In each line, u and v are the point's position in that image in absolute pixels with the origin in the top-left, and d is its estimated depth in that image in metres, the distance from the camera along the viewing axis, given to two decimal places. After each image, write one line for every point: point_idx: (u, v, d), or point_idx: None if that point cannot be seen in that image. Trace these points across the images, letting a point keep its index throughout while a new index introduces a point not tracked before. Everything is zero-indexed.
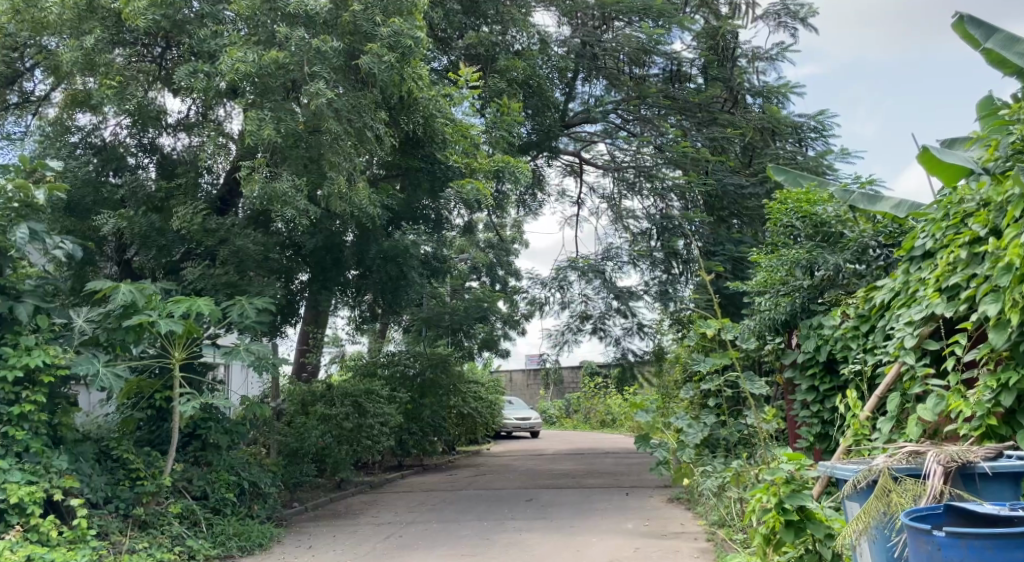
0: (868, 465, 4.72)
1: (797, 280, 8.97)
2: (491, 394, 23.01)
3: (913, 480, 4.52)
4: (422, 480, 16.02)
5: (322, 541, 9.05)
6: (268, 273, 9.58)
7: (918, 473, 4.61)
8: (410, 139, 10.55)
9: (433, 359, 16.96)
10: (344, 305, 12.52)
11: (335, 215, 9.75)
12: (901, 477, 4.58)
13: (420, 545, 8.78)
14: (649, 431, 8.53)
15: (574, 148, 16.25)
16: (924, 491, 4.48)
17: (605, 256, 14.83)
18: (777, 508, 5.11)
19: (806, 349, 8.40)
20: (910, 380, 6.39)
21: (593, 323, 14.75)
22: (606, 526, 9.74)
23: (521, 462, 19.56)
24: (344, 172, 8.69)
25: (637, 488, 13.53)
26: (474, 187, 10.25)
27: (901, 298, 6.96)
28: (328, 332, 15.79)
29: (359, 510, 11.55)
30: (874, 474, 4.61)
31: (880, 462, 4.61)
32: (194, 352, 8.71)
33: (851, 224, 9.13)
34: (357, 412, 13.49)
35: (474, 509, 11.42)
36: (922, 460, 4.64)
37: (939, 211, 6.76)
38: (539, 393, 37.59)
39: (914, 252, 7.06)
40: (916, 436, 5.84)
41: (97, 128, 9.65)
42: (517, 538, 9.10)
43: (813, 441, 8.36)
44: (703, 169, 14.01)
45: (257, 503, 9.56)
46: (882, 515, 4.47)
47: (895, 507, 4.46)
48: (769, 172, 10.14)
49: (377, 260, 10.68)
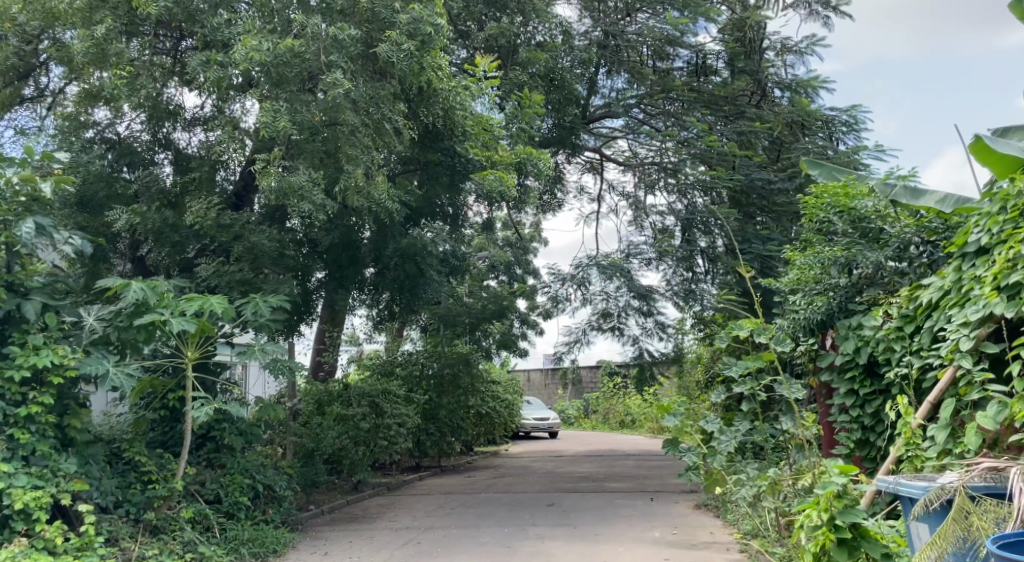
0: (940, 483, 4.36)
1: (833, 278, 8.59)
2: (509, 394, 22.71)
3: (994, 501, 4.16)
4: (440, 483, 15.68)
5: (339, 548, 8.68)
6: (284, 271, 9.21)
7: (997, 494, 4.24)
8: (429, 132, 10.18)
9: (453, 358, 16.71)
10: (359, 302, 12.12)
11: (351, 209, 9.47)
12: (980, 497, 4.20)
13: (440, 553, 8.42)
14: (678, 435, 8.19)
15: (595, 144, 15.89)
16: (1008, 514, 4.09)
17: (629, 252, 14.42)
18: (828, 524, 4.73)
19: (844, 351, 7.94)
20: (966, 386, 5.98)
21: (613, 322, 14.41)
22: (633, 535, 9.33)
23: (539, 463, 19.18)
24: (362, 166, 8.32)
25: (661, 493, 13.11)
26: (496, 177, 9.82)
27: (952, 298, 6.59)
28: (345, 331, 15.53)
29: (376, 514, 11.23)
30: (949, 494, 4.24)
31: (956, 480, 4.24)
32: (208, 352, 8.40)
33: (891, 219, 8.72)
34: (375, 413, 13.25)
35: (494, 515, 11.05)
36: (1003, 480, 4.26)
37: (994, 205, 6.39)
38: (557, 393, 37.23)
39: (966, 248, 6.69)
40: (975, 446, 5.48)
41: (112, 123, 9.44)
42: (542, 546, 8.71)
43: (852, 448, 7.92)
44: (729, 164, 13.61)
45: (272, 507, 9.20)
46: (960, 540, 4.11)
47: (976, 532, 4.09)
48: (802, 165, 9.74)
49: (394, 258, 10.48)
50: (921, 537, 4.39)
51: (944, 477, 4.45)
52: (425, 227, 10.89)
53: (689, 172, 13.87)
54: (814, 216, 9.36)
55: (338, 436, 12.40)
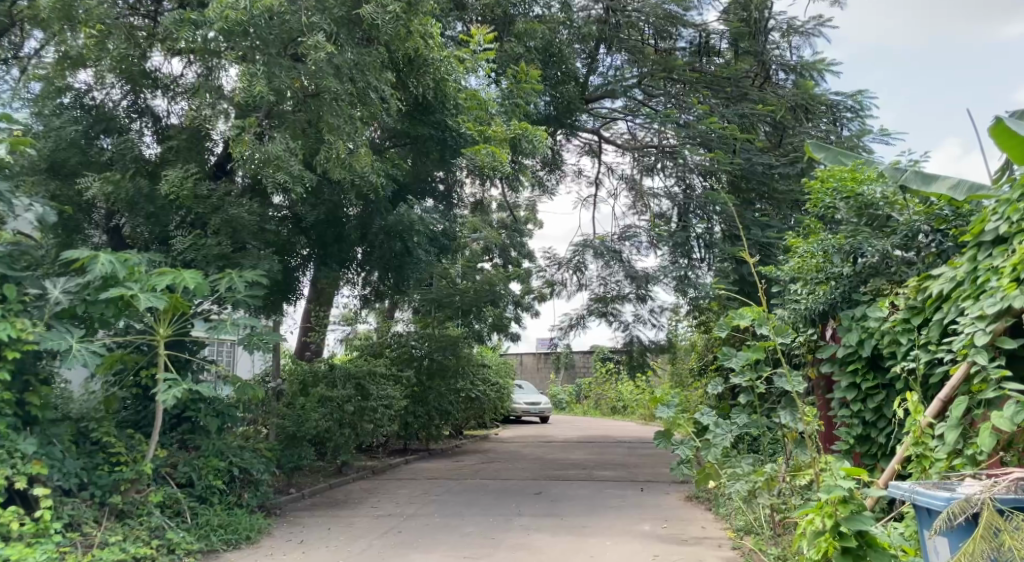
0: (963, 493, 3.81)
1: (835, 267, 8.28)
2: (501, 378, 22.44)
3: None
4: (427, 467, 15.35)
5: (316, 536, 8.30)
6: (264, 247, 8.80)
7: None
8: (418, 104, 9.73)
9: (444, 341, 16.36)
10: (344, 280, 11.66)
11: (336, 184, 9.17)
12: (1008, 511, 3.70)
13: (421, 543, 8.06)
14: (670, 428, 7.81)
15: (593, 125, 15.49)
16: None
17: (623, 236, 13.85)
18: (832, 531, 4.37)
19: (847, 342, 7.58)
20: (981, 383, 5.63)
21: (606, 306, 14.09)
22: (622, 528, 8.99)
23: (529, 449, 18.89)
24: (345, 137, 7.87)
25: (652, 483, 12.80)
26: (489, 151, 9.36)
27: (965, 290, 6.26)
28: (335, 310, 15.20)
29: (358, 499, 10.89)
30: (975, 507, 3.72)
31: (982, 491, 3.71)
32: (181, 330, 7.96)
33: (900, 206, 8.33)
34: (360, 395, 12.94)
35: (479, 503, 10.71)
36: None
37: (1015, 192, 6.06)
38: (549, 377, 36.93)
39: (982, 237, 6.35)
40: (989, 447, 5.14)
41: (89, 90, 8.82)
42: (530, 539, 8.34)
43: (852, 444, 7.62)
44: (730, 148, 13.10)
45: (248, 490, 8.76)
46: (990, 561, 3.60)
47: (1007, 552, 3.59)
48: (808, 148, 9.37)
49: (380, 235, 10.10)
50: (940, 552, 3.89)
51: (966, 485, 3.91)
52: (413, 203, 10.50)
53: (687, 156, 13.41)
54: (820, 202, 8.94)
55: (322, 419, 11.98)
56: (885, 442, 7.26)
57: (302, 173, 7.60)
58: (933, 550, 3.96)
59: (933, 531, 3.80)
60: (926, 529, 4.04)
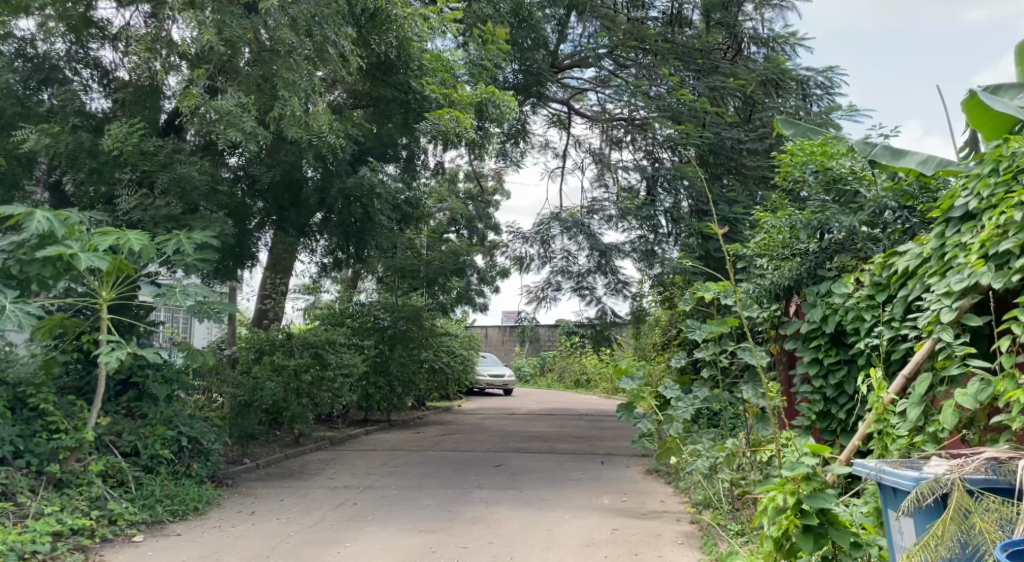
0: (932, 474, 3.67)
1: (801, 243, 8.21)
2: (465, 349, 22.30)
3: (996, 498, 3.54)
4: (387, 438, 15.15)
5: (267, 508, 8.07)
6: (217, 209, 8.39)
7: (997, 490, 3.60)
8: (380, 63, 9.41)
9: (407, 311, 16.13)
10: (302, 244, 11.30)
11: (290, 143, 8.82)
12: (978, 493, 3.56)
13: (377, 516, 7.86)
14: (634, 400, 7.70)
15: (563, 96, 15.24)
16: (1013, 515, 3.47)
17: (591, 209, 13.70)
18: (793, 510, 4.22)
19: (811, 318, 7.52)
20: (945, 360, 5.53)
21: (574, 280, 13.76)
22: (581, 502, 8.87)
23: (491, 421, 18.79)
24: (300, 94, 7.53)
25: (613, 456, 12.75)
26: (454, 117, 9.03)
27: (931, 266, 6.16)
28: (300, 279, 15.13)
29: (315, 470, 10.67)
30: (944, 488, 3.57)
31: (952, 472, 3.56)
32: (126, 293, 7.63)
33: (868, 182, 8.26)
34: (319, 364, 12.67)
35: (438, 474, 10.57)
36: (1003, 472, 3.63)
37: (985, 167, 5.96)
38: (514, 350, 36.89)
39: (951, 213, 6.25)
40: (952, 426, 5.00)
41: (33, 38, 8.32)
42: (488, 512, 8.18)
43: (813, 419, 7.59)
44: (699, 121, 12.93)
45: (198, 460, 8.42)
46: (961, 544, 3.44)
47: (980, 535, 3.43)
48: (777, 124, 9.25)
49: (339, 200, 9.60)
50: (907, 536, 3.73)
51: (934, 465, 3.77)
52: (376, 168, 10.08)
53: (657, 130, 13.18)
54: (789, 175, 8.83)
55: (278, 387, 11.69)
56: (845, 420, 7.20)
57: (253, 131, 7.27)
58: (898, 530, 3.83)
59: (900, 512, 3.66)
60: (891, 510, 3.88)
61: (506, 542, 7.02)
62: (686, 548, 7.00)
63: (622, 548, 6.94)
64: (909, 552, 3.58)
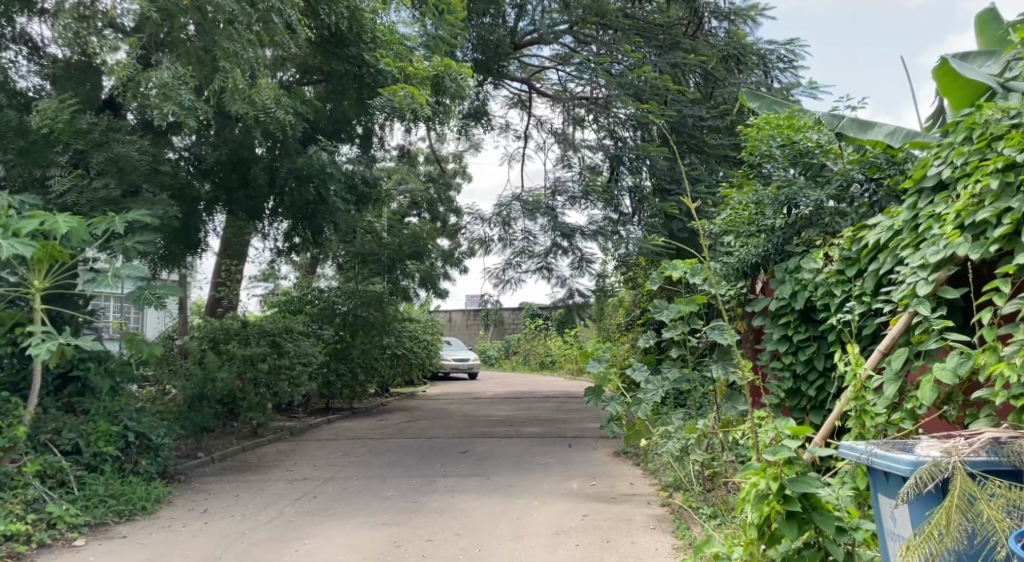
0: (930, 455, 3.38)
1: (768, 219, 8.06)
2: (428, 334, 21.99)
3: (1002, 483, 3.25)
4: (349, 426, 14.78)
5: (221, 504, 7.69)
6: (159, 191, 7.96)
7: (999, 470, 3.33)
8: (331, 35, 8.97)
9: (366, 297, 15.68)
10: (255, 229, 10.82)
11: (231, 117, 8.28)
12: (980, 476, 3.29)
13: (338, 510, 7.53)
14: (600, 382, 7.53)
15: (524, 75, 14.96)
16: (1021, 498, 3.20)
17: (556, 190, 13.29)
18: (776, 496, 4.00)
19: (780, 295, 7.36)
20: (922, 334, 5.34)
21: (537, 261, 13.37)
22: (548, 487, 8.64)
23: (456, 406, 18.51)
24: (243, 65, 7.12)
25: (580, 438, 12.56)
26: (408, 93, 8.62)
27: (903, 239, 5.96)
28: (259, 268, 14.84)
29: (273, 462, 10.28)
30: (944, 473, 3.29)
31: (954, 455, 3.28)
32: (61, 281, 7.19)
33: (834, 155, 8.06)
34: (276, 352, 12.26)
35: (402, 463, 10.26)
36: (1004, 451, 3.36)
37: (959, 135, 5.75)
38: (478, 333, 36.64)
39: (923, 183, 6.03)
40: (930, 402, 4.81)
41: None
42: (453, 501, 7.91)
43: (782, 397, 7.45)
44: (661, 99, 12.67)
45: (146, 457, 7.98)
46: (967, 534, 3.17)
47: (988, 523, 3.16)
48: (742, 96, 9.03)
49: (290, 179, 9.00)
50: (905, 525, 3.46)
51: (928, 446, 3.49)
52: (326, 145, 9.29)
53: (619, 109, 12.96)
54: (755, 149, 8.56)
55: (232, 377, 11.26)
56: (815, 397, 7.08)
57: (193, 105, 6.85)
58: (892, 515, 3.55)
59: (899, 500, 3.32)
60: (882, 494, 3.62)
61: (473, 534, 6.73)
62: (657, 533, 6.81)
63: (593, 536, 6.71)
64: (910, 545, 3.28)
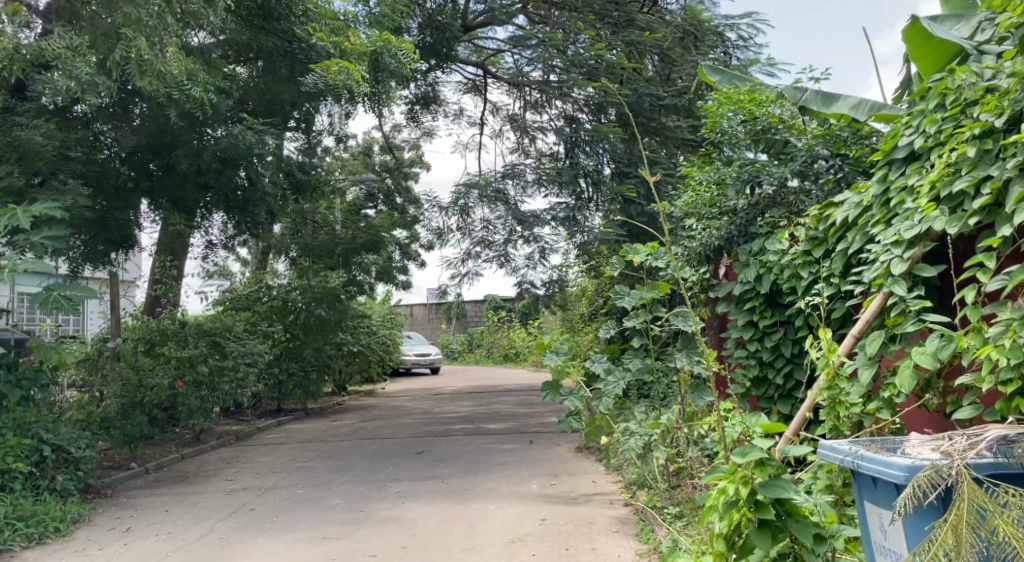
0: (929, 459, 2.93)
1: (731, 200, 7.67)
2: (388, 329, 21.36)
3: (1014, 490, 2.81)
4: (301, 428, 14.14)
5: (147, 522, 7.09)
6: (71, 177, 7.38)
7: (1009, 474, 2.89)
8: (258, 8, 8.44)
9: (321, 292, 15.13)
10: (198, 225, 10.32)
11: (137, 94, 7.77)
12: (987, 482, 2.86)
13: (273, 523, 6.95)
14: (558, 376, 7.11)
15: (477, 59, 14.44)
16: None
17: (507, 173, 12.71)
18: (747, 502, 3.54)
19: (744, 279, 6.95)
20: (898, 316, 4.93)
21: (495, 250, 12.83)
22: (506, 489, 8.15)
23: (415, 402, 17.94)
24: (147, 32, 6.71)
25: (543, 434, 12.09)
26: (342, 67, 8.10)
27: (873, 215, 5.53)
28: (212, 266, 14.24)
29: (213, 471, 9.66)
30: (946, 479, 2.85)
31: (956, 459, 2.84)
32: None
33: (798, 131, 7.61)
34: (217, 353, 11.56)
35: (353, 467, 9.69)
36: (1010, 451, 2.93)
37: (931, 100, 5.29)
38: (441, 327, 36.01)
39: (894, 154, 5.57)
40: (909, 389, 4.40)
41: None
42: (403, 509, 7.37)
43: (748, 387, 7.03)
44: (617, 78, 12.28)
45: (63, 472, 7.36)
46: (978, 554, 2.74)
47: (1001, 540, 2.73)
48: (702, 70, 8.58)
49: (215, 164, 8.41)
50: (902, 543, 3.02)
51: (922, 450, 3.05)
52: (252, 122, 8.65)
53: (575, 91, 12.50)
54: (716, 125, 8.11)
55: (167, 380, 10.57)
56: (782, 384, 6.69)
57: (91, 78, 6.56)
58: (883, 528, 3.13)
59: (896, 515, 2.89)
60: (871, 504, 3.19)
61: (421, 546, 6.21)
62: (620, 537, 6.35)
63: (551, 543, 6.21)
64: None
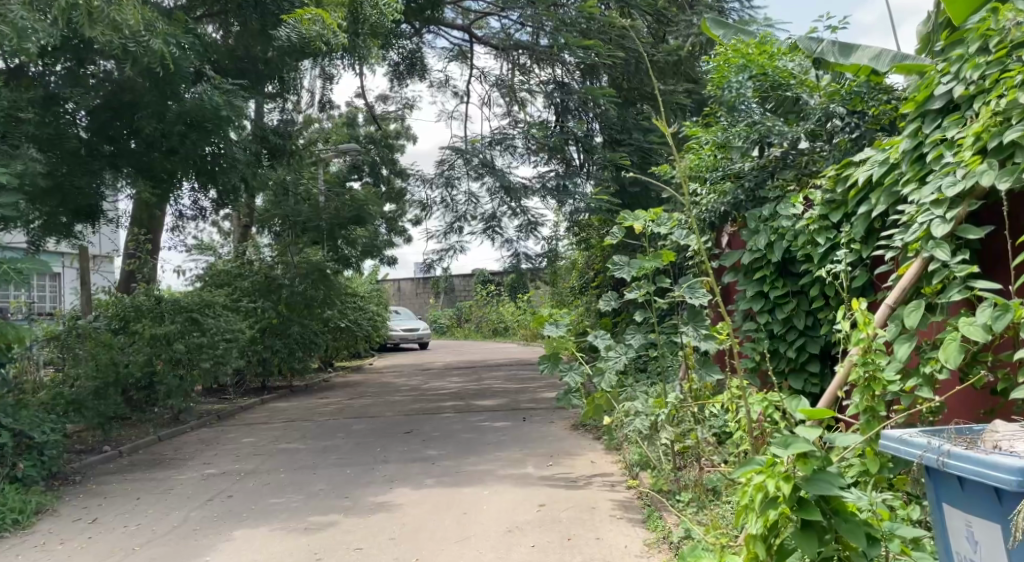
0: None
1: (736, 163, 7.14)
2: (375, 304, 20.81)
3: None
4: (284, 407, 13.61)
5: (115, 512, 6.58)
6: (20, 139, 6.75)
7: None
8: None
9: (305, 268, 14.49)
10: (173, 195, 9.75)
11: (91, 44, 7.17)
12: None
13: (251, 512, 6.45)
14: (557, 351, 6.61)
15: (462, 21, 13.78)
16: None
17: (493, 140, 11.99)
18: (789, 502, 3.08)
19: (754, 246, 6.43)
20: (938, 284, 4.44)
21: (484, 221, 12.23)
22: (500, 471, 7.67)
23: (403, 379, 17.44)
24: None
25: (536, 411, 11.62)
26: (315, 16, 7.50)
27: (903, 174, 4.99)
28: (195, 237, 13.82)
29: (190, 454, 9.13)
30: None
31: None
32: None
33: (810, 87, 7.09)
34: (195, 330, 10.99)
35: (338, 449, 9.18)
36: None
37: (972, 42, 4.74)
38: (429, 302, 35.45)
39: (927, 104, 5.02)
40: (958, 363, 3.92)
41: None
42: (391, 495, 6.88)
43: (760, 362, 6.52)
44: (609, 38, 11.77)
45: (25, 459, 6.81)
46: None
47: None
48: (704, 24, 8.00)
49: (179, 126, 7.69)
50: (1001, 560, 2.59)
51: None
52: (216, 80, 7.99)
53: (565, 54, 11.90)
54: (722, 82, 7.53)
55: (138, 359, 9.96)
56: (795, 357, 6.19)
57: (32, 25, 6.07)
58: (972, 538, 2.69)
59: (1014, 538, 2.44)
60: (957, 508, 2.75)
61: (412, 536, 5.72)
62: (625, 524, 5.88)
63: (552, 533, 5.72)
64: None
